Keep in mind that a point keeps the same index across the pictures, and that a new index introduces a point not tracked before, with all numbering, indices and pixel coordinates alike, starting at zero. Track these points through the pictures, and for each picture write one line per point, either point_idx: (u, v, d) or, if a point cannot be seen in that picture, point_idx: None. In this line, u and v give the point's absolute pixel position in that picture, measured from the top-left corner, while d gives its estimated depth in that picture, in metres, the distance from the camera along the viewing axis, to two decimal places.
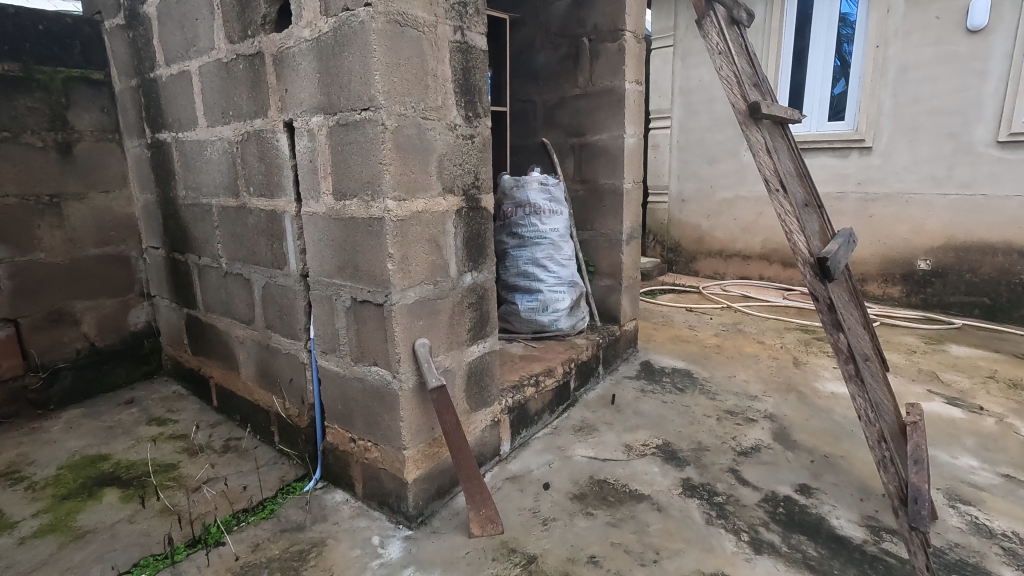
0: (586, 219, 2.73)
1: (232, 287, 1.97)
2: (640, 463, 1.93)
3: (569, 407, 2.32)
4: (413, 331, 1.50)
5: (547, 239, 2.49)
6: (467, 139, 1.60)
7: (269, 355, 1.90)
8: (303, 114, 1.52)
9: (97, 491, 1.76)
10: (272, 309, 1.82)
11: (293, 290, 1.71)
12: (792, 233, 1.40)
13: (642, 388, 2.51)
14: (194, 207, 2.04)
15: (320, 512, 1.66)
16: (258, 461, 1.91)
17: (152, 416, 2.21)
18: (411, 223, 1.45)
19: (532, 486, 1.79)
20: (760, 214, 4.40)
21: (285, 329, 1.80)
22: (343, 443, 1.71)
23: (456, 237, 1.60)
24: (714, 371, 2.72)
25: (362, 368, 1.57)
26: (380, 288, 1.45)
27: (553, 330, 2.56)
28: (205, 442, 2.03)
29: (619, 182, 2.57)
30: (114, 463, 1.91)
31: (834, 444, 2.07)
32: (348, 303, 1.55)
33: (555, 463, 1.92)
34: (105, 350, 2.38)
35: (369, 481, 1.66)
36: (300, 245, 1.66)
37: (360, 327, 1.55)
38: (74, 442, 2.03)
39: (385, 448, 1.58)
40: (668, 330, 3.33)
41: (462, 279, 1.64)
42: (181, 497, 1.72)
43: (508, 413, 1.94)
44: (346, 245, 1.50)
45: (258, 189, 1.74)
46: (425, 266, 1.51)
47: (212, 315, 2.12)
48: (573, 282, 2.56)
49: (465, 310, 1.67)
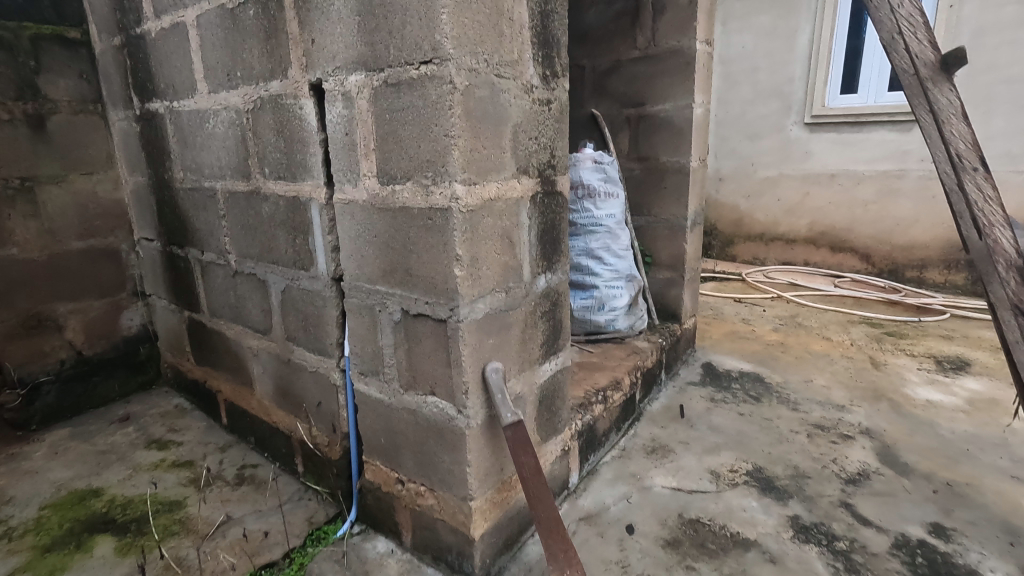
0: (643, 203, 2.39)
1: (244, 291, 1.64)
2: (735, 495, 1.63)
3: (635, 423, 2.01)
4: (482, 353, 1.17)
5: (603, 228, 2.15)
6: (545, 104, 1.25)
7: (291, 372, 1.57)
8: (335, 72, 1.17)
9: (87, 540, 1.46)
10: (295, 317, 1.49)
11: (322, 297, 1.38)
12: (989, 227, 1.19)
13: (711, 396, 2.20)
14: (195, 192, 1.69)
15: (362, 568, 1.36)
16: (280, 498, 1.61)
17: (151, 438, 1.90)
18: (482, 215, 1.11)
19: (612, 530, 1.49)
20: (807, 194, 4.05)
21: (311, 344, 1.47)
22: (388, 484, 1.39)
23: (530, 231, 1.26)
24: (787, 375, 2.41)
25: (414, 398, 1.25)
26: (442, 299, 1.12)
27: (609, 331, 2.23)
28: (215, 472, 1.73)
29: (685, 160, 2.22)
30: (108, 500, 1.60)
31: (953, 468, 1.77)
32: (397, 316, 1.22)
33: (634, 498, 1.62)
34: (95, 360, 2.04)
35: (420, 531, 1.35)
36: (331, 242, 1.32)
37: (412, 347, 1.22)
38: (59, 473, 1.72)
39: (444, 495, 1.26)
40: (721, 325, 3.01)
41: (536, 283, 1.31)
42: (189, 550, 1.43)
43: (578, 438, 1.63)
44: (396, 242, 1.17)
45: (276, 170, 1.39)
46: (497, 269, 1.18)
47: (219, 320, 1.79)
48: (632, 276, 2.23)
49: (538, 319, 1.34)
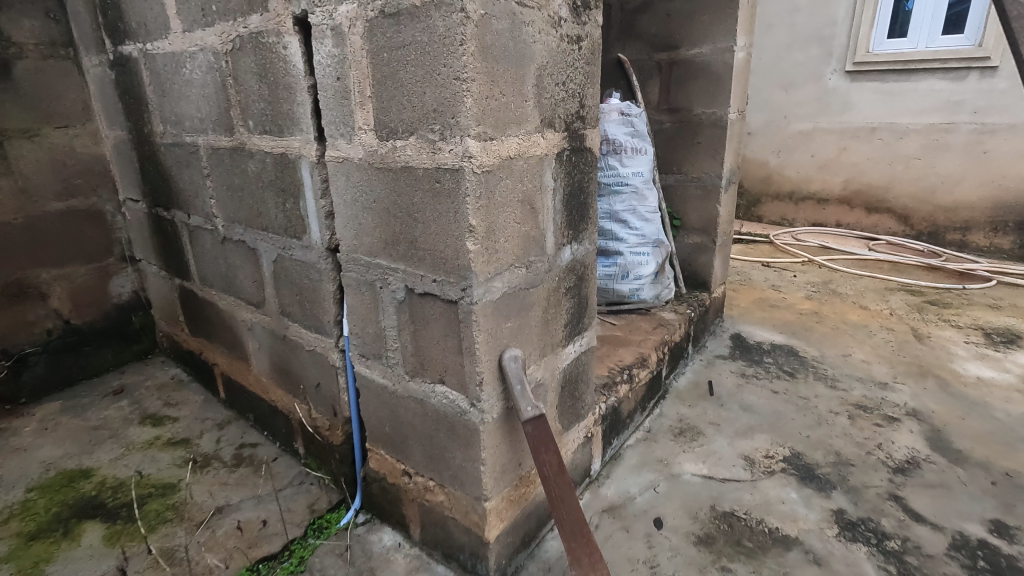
0: (673, 160, 2.17)
1: (234, 259, 1.48)
2: (772, 485, 1.50)
3: (660, 401, 1.86)
4: (499, 338, 1.01)
5: (628, 188, 1.95)
6: (575, 42, 1.05)
7: (287, 349, 1.43)
8: (322, 2, 0.97)
9: (74, 528, 1.36)
10: (289, 290, 1.33)
11: (316, 270, 1.22)
12: None
13: (742, 372, 2.05)
14: (176, 148, 1.51)
15: (367, 565, 1.25)
16: (280, 482, 1.51)
17: (146, 413, 1.79)
18: (499, 177, 0.93)
19: (639, 524, 1.37)
20: (843, 150, 3.76)
21: (307, 320, 1.32)
22: (393, 475, 1.27)
23: (555, 195, 1.08)
24: (823, 348, 2.23)
25: (421, 387, 1.10)
26: (453, 277, 0.95)
27: (633, 302, 2.06)
28: (212, 452, 1.62)
29: (722, 111, 1.99)
30: (98, 483, 1.51)
31: (1012, 456, 1.61)
32: (400, 295, 1.05)
33: (661, 487, 1.49)
34: (84, 329, 1.92)
35: (429, 527, 1.23)
36: (325, 207, 1.15)
37: (418, 330, 1.06)
38: (48, 452, 1.62)
39: (455, 492, 1.13)
40: (749, 292, 2.83)
41: (561, 256, 1.14)
42: (182, 540, 1.33)
43: (602, 422, 1.49)
44: (397, 209, 0.99)
45: (261, 123, 1.20)
46: (516, 241, 1.00)
47: (210, 289, 1.64)
48: (659, 241, 2.04)
49: (561, 297, 1.17)
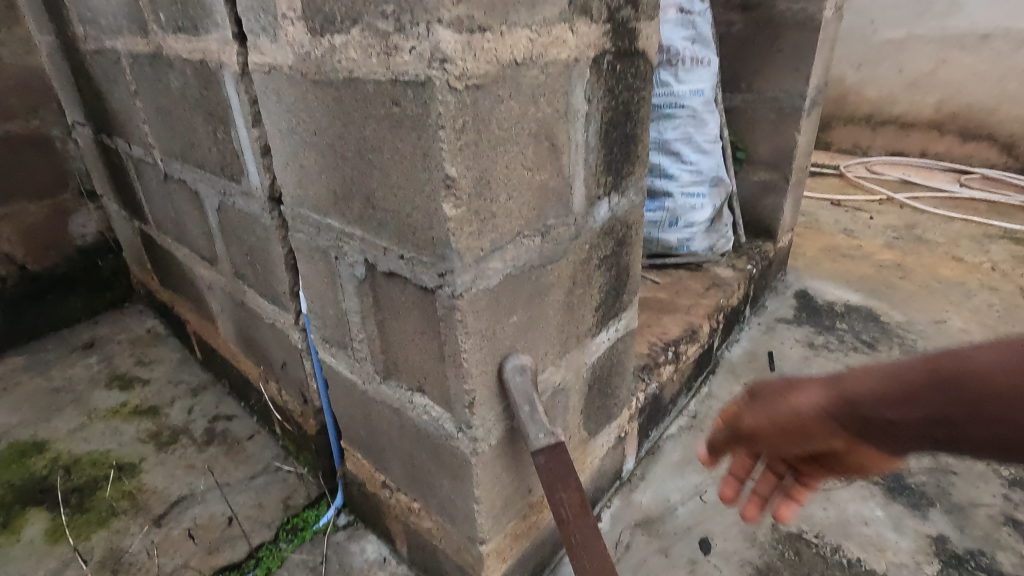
0: (743, 74, 1.71)
1: (180, 203, 1.17)
2: (851, 498, 1.19)
3: (709, 377, 1.54)
4: (499, 341, 0.70)
5: (684, 110, 1.53)
6: None
7: (248, 317, 1.15)
8: None
9: (17, 517, 1.18)
10: (238, 248, 1.03)
11: (261, 225, 0.90)
12: None
13: (810, 341, 1.70)
14: (99, 57, 1.17)
15: None
16: (253, 467, 1.28)
17: (115, 372, 1.58)
18: (496, 98, 0.57)
19: (681, 545, 1.10)
20: (942, 63, 3.11)
21: (262, 288, 1.02)
22: (373, 484, 1.01)
23: (588, 125, 0.71)
24: (910, 312, 1.84)
25: (396, 393, 0.81)
26: (425, 255, 0.62)
27: (682, 254, 1.69)
28: (182, 423, 1.41)
29: (816, 7, 1.50)
30: (51, 459, 1.31)
31: None
32: (359, 272, 0.74)
33: (710, 495, 1.20)
34: (45, 275, 1.70)
35: (417, 549, 0.99)
36: (261, 141, 0.82)
37: (387, 321, 0.75)
38: (3, 417, 1.43)
39: (445, 524, 0.87)
40: (817, 238, 2.39)
41: (594, 214, 0.79)
42: (132, 538, 1.13)
43: (638, 416, 1.19)
44: (345, 149, 0.65)
45: (172, 17, 0.85)
46: (525, 197, 0.65)
47: (166, 236, 1.36)
48: (718, 179, 1.64)
49: (592, 271, 0.83)
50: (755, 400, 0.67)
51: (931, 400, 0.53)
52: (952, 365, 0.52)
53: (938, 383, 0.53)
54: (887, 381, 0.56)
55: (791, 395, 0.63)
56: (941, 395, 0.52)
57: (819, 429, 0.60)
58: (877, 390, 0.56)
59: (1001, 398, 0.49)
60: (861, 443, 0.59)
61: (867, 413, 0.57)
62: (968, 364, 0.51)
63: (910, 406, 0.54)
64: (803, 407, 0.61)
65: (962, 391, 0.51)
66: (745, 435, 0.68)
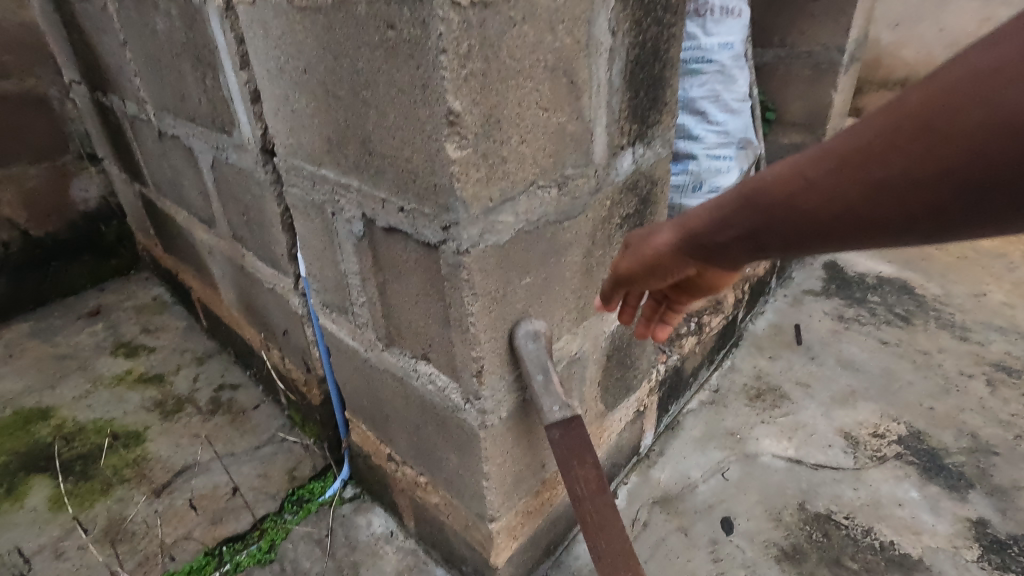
0: (776, 26, 1.58)
1: (175, 162, 1.11)
2: (883, 478, 1.13)
3: (732, 350, 1.47)
4: (510, 304, 0.63)
5: (712, 65, 1.42)
6: None
7: (248, 282, 1.10)
8: None
9: (21, 483, 1.17)
10: (235, 208, 0.97)
11: (256, 181, 0.84)
12: None
13: (839, 313, 1.61)
14: (87, 4, 1.10)
15: (349, 556, 1.00)
16: (259, 436, 1.25)
17: (120, 340, 1.55)
18: (509, 21, 0.49)
19: (701, 524, 1.04)
20: None
21: (260, 250, 0.97)
22: (378, 457, 0.97)
23: (612, 63, 0.63)
24: (947, 284, 1.74)
25: (398, 360, 0.75)
26: (427, 206, 0.55)
27: None
28: (187, 391, 1.38)
29: None
30: (56, 426, 1.29)
31: None
32: (357, 229, 0.67)
33: (732, 473, 1.14)
34: (48, 241, 1.66)
35: (424, 524, 0.95)
36: (252, 87, 0.75)
37: (387, 282, 0.69)
38: (9, 384, 1.41)
39: (453, 499, 0.83)
40: None
41: (616, 167, 0.71)
42: (136, 506, 1.11)
43: (658, 390, 1.13)
44: (337, 87, 0.58)
45: None
46: (540, 142, 0.58)
47: (165, 198, 1.30)
48: (747, 140, 1.52)
49: (613, 231, 0.76)
50: (628, 248, 0.64)
51: (745, 226, 0.49)
52: (755, 186, 0.47)
53: (746, 214, 0.48)
54: (712, 220, 0.52)
55: (652, 237, 0.60)
56: (751, 226, 0.48)
57: (674, 272, 0.59)
58: (707, 222, 0.53)
59: (804, 225, 0.44)
60: (717, 266, 0.57)
61: (706, 244, 0.54)
62: (769, 178, 0.46)
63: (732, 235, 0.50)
64: (653, 258, 0.60)
65: (761, 204, 0.46)
66: (619, 292, 0.68)
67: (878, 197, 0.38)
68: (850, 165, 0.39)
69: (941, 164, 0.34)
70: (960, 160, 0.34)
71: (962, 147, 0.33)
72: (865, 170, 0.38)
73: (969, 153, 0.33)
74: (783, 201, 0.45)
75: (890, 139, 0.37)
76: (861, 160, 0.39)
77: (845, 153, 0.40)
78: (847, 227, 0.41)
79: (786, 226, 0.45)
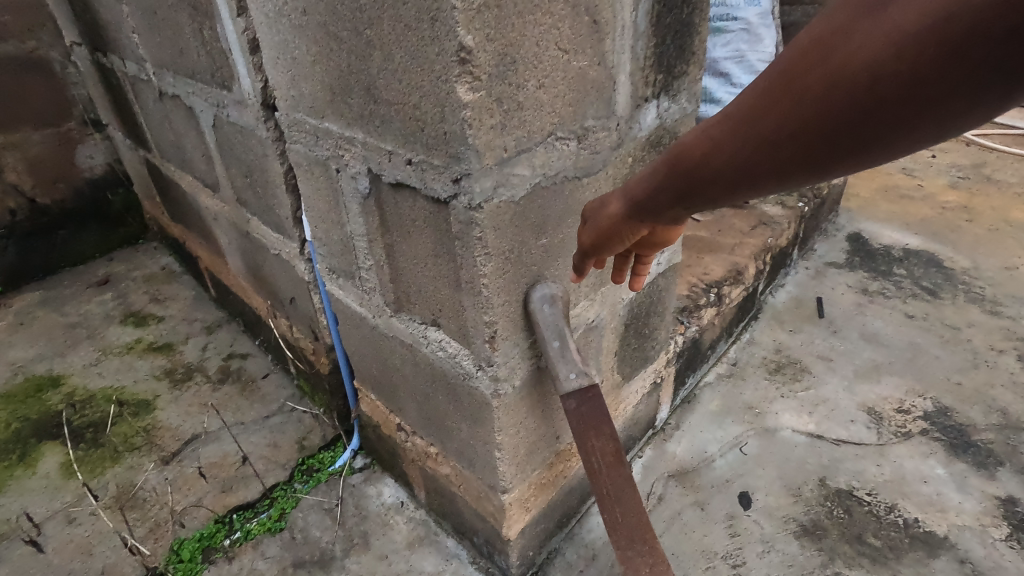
0: None
1: (177, 124, 1.07)
2: (908, 454, 1.09)
3: (752, 322, 1.42)
4: (524, 265, 0.59)
5: (736, 23, 1.36)
6: None
7: (254, 248, 1.07)
8: None
9: (33, 450, 1.17)
10: (238, 170, 0.93)
11: (258, 140, 0.80)
12: None
13: (863, 286, 1.55)
14: None
15: (359, 526, 0.99)
16: (268, 406, 1.23)
17: (129, 309, 1.53)
18: None
19: (718, 499, 1.02)
20: None
21: (265, 214, 0.93)
22: (388, 427, 0.94)
23: (638, 3, 0.57)
24: (978, 256, 1.67)
25: (408, 327, 0.72)
26: (437, 157, 0.51)
27: None
28: (196, 360, 1.36)
29: None
30: (66, 393, 1.29)
31: None
32: (363, 186, 0.63)
33: (750, 447, 1.11)
34: (55, 209, 1.65)
35: (435, 495, 0.93)
36: (251, 36, 0.70)
37: (395, 243, 0.65)
38: (20, 352, 1.41)
39: (464, 470, 0.80)
40: (872, 176, 2.15)
41: (640, 121, 0.67)
42: (146, 473, 1.10)
43: (675, 362, 1.09)
44: (339, 28, 0.53)
45: None
46: (560, 88, 0.53)
47: (169, 164, 1.27)
48: None
49: None
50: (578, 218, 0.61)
51: (680, 186, 0.46)
52: (685, 145, 0.44)
53: (674, 176, 0.46)
54: (643, 187, 0.50)
55: (597, 206, 0.56)
56: (680, 187, 0.46)
57: (616, 247, 0.57)
58: (644, 185, 0.50)
59: (734, 180, 0.41)
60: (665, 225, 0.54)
61: (647, 207, 0.50)
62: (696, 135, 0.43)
63: (670, 197, 0.47)
64: (591, 233, 0.57)
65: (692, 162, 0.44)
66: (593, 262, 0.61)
67: (797, 142, 0.36)
68: (759, 111, 0.37)
69: (843, 100, 0.32)
70: (857, 95, 0.31)
71: (856, 75, 0.31)
72: (773, 117, 0.36)
73: (865, 80, 0.30)
74: (703, 158, 0.42)
75: (790, 78, 0.34)
76: (768, 106, 0.36)
77: (752, 100, 0.37)
78: (767, 175, 0.39)
79: (717, 183, 0.42)
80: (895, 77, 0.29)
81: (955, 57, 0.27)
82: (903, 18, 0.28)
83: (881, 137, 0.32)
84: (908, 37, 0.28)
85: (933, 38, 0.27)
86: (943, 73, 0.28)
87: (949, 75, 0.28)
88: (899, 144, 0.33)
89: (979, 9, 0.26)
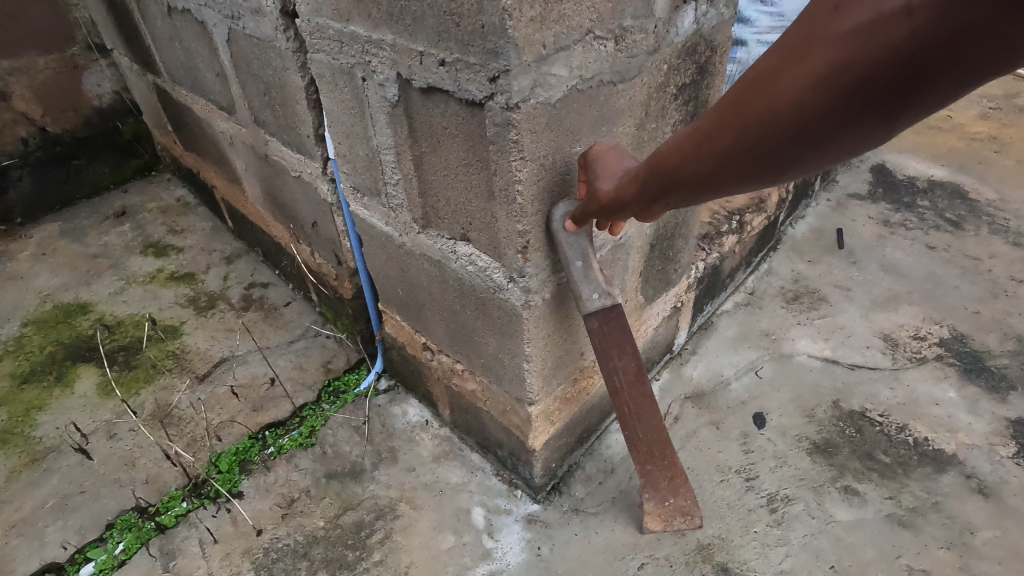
0: None
1: (189, 42, 1.04)
2: (922, 379, 1.11)
3: (770, 253, 1.42)
4: (557, 174, 0.59)
5: None
6: None
7: (272, 172, 1.06)
8: None
9: (69, 372, 1.21)
10: (255, 87, 0.91)
11: (277, 52, 0.78)
12: None
13: (885, 217, 1.53)
14: None
15: (387, 442, 1.03)
16: (292, 332, 1.26)
17: (148, 240, 1.54)
18: None
19: (733, 419, 1.05)
20: None
21: (285, 134, 0.92)
22: (413, 347, 0.97)
23: None
24: (1005, 187, 1.62)
25: (436, 243, 0.72)
26: (473, 55, 0.50)
27: None
28: (219, 289, 1.38)
29: None
30: (95, 320, 1.32)
31: None
32: (391, 95, 0.62)
33: (766, 371, 1.13)
34: (67, 139, 1.63)
35: (460, 412, 0.96)
36: None
37: (425, 155, 0.64)
38: (46, 281, 1.44)
39: (491, 385, 0.83)
40: None
41: (678, 25, 0.64)
42: (180, 394, 1.14)
43: (695, 288, 1.09)
44: None
45: None
46: None
47: (180, 88, 1.24)
48: None
49: (667, 103, 0.69)
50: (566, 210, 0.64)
51: (659, 189, 0.52)
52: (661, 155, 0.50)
53: (652, 176, 0.51)
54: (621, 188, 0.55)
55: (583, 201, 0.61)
56: (656, 187, 0.52)
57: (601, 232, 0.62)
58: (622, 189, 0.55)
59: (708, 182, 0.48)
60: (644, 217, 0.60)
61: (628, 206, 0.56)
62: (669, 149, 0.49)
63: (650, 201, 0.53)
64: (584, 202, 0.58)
65: (668, 171, 0.50)
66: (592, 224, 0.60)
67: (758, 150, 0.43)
68: (721, 125, 0.44)
69: (795, 115, 0.39)
70: (805, 112, 0.38)
71: (795, 99, 0.38)
72: (736, 131, 0.43)
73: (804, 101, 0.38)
74: (680, 162, 0.49)
75: (750, 96, 0.41)
76: (732, 122, 0.43)
77: (716, 118, 0.44)
78: (735, 178, 0.46)
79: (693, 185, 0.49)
80: (832, 98, 0.37)
81: (872, 81, 0.35)
82: (835, 50, 0.35)
83: (824, 145, 0.40)
84: (837, 68, 0.36)
85: (856, 70, 0.35)
86: (863, 95, 0.36)
87: (864, 99, 0.36)
88: (836, 152, 0.40)
89: (883, 47, 0.33)
